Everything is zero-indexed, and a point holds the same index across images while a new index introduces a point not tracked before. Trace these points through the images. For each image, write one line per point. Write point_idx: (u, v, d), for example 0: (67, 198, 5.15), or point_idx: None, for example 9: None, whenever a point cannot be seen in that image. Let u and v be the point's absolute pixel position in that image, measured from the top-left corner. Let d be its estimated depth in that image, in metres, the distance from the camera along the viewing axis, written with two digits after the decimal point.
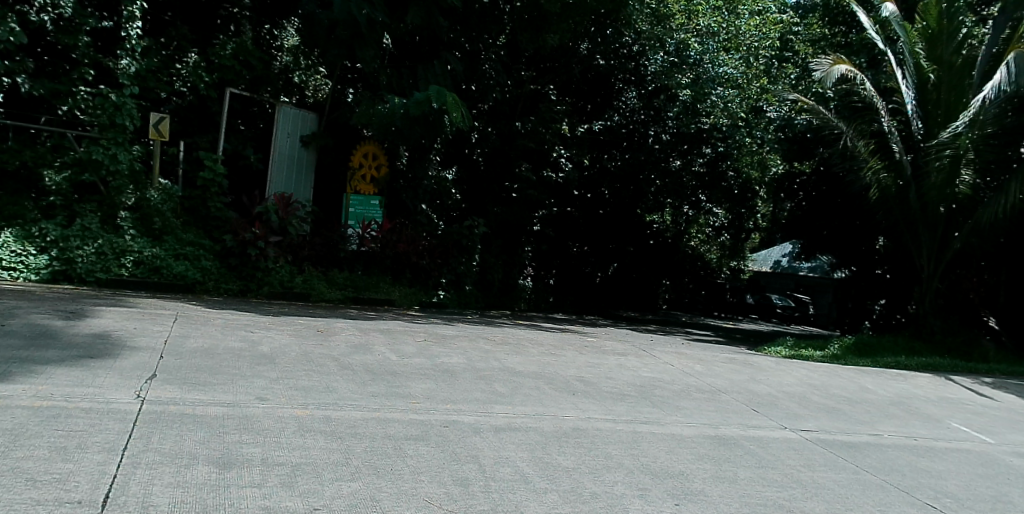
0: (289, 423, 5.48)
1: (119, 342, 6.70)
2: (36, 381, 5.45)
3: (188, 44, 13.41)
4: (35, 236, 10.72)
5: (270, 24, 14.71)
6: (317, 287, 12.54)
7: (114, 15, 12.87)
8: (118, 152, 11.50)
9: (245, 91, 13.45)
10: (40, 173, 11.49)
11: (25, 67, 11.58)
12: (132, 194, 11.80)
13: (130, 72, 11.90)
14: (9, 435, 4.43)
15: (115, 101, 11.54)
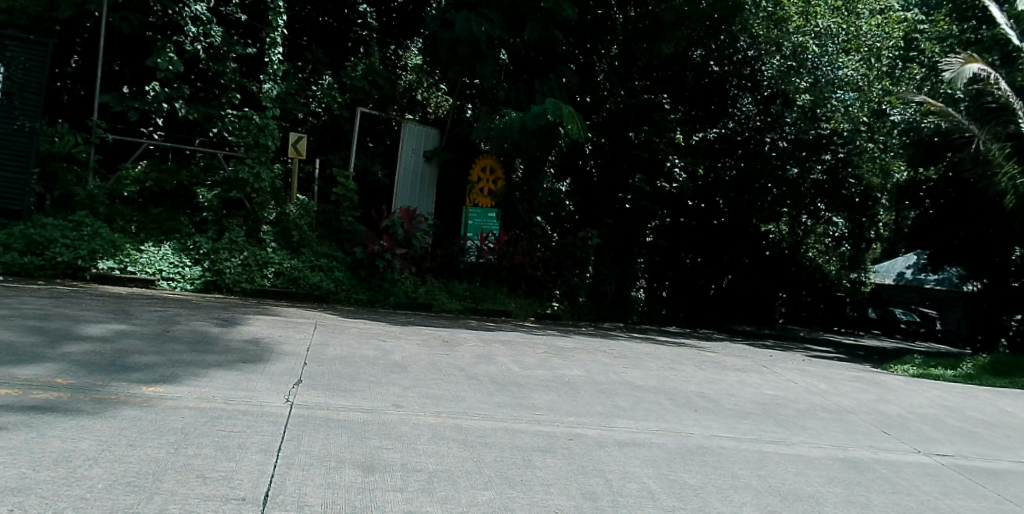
0: (424, 430, 5.74)
1: (267, 348, 7.13)
2: (199, 382, 5.93)
3: (323, 66, 14.31)
4: (190, 249, 11.63)
5: (395, 45, 15.39)
6: (439, 297, 12.88)
7: (256, 42, 13.85)
8: (261, 171, 12.32)
9: (374, 109, 14.07)
10: (194, 192, 12.45)
11: (182, 93, 12.68)
12: (273, 210, 12.54)
13: (272, 95, 12.83)
14: (180, 434, 4.97)
15: (259, 123, 12.39)
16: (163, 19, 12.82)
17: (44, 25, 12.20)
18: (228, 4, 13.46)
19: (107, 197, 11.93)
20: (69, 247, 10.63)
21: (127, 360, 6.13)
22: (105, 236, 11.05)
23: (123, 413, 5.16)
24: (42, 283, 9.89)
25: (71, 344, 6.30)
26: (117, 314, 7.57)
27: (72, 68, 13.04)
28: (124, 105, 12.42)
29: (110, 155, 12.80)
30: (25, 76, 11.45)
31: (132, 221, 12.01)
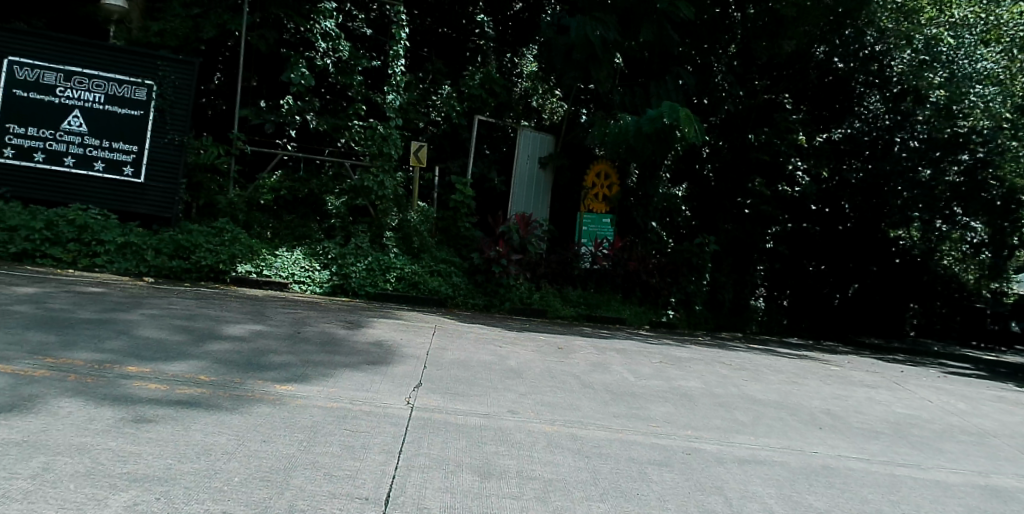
0: (539, 438, 5.76)
1: (391, 350, 7.40)
2: (328, 383, 6.21)
3: (442, 77, 14.84)
4: (319, 253, 12.28)
5: (511, 53, 15.47)
6: (554, 304, 12.80)
7: (380, 56, 14.62)
8: (384, 179, 13.01)
9: (490, 117, 14.40)
10: (323, 199, 13.28)
11: (313, 106, 13.45)
12: (395, 216, 13.10)
13: (395, 105, 13.34)
14: (310, 432, 5.23)
15: (382, 133, 13.08)
16: (296, 36, 13.66)
17: (191, 44, 13.06)
18: (356, 20, 14.21)
19: (246, 204, 12.88)
20: (212, 251, 11.43)
21: (262, 360, 6.51)
22: (243, 241, 11.84)
23: (260, 410, 5.49)
24: (188, 285, 10.69)
25: (214, 343, 6.77)
26: (255, 315, 8.10)
27: (215, 84, 14.13)
28: (261, 118, 13.37)
29: (249, 166, 13.74)
30: (175, 93, 12.10)
31: (267, 227, 13.01)
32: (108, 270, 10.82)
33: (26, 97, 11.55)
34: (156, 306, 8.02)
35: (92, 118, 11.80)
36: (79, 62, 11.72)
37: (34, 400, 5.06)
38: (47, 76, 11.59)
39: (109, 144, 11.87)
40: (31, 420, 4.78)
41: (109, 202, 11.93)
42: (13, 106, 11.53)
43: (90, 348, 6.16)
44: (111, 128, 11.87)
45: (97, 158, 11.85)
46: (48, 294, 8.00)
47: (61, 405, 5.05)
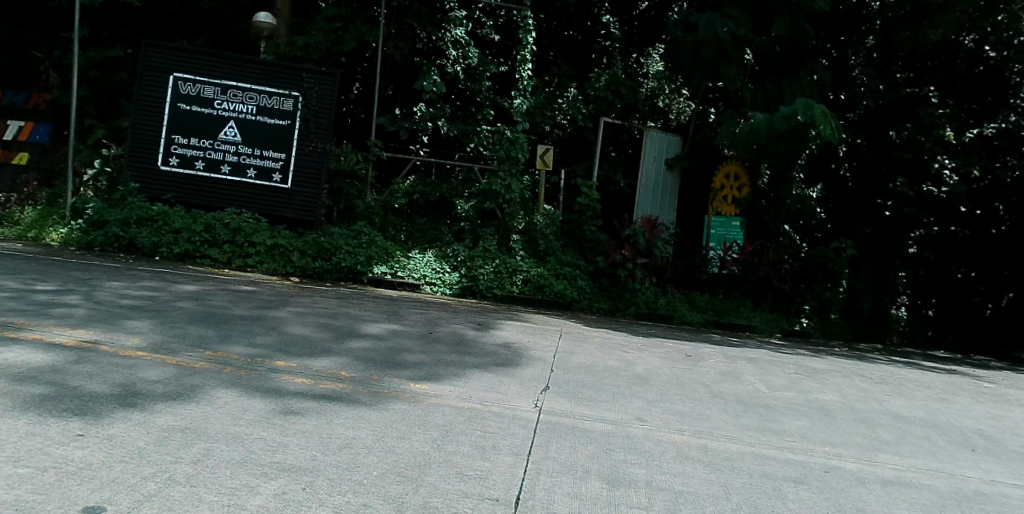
0: (668, 448, 5.62)
1: (518, 352, 7.48)
2: (458, 383, 6.34)
3: (568, 79, 14.79)
4: (449, 256, 12.63)
5: (637, 53, 15.57)
6: (680, 309, 12.47)
7: (508, 61, 14.84)
8: (512, 182, 13.08)
9: (616, 119, 14.39)
10: (453, 202, 13.71)
11: (444, 112, 13.96)
12: (522, 219, 13.26)
13: (522, 109, 13.41)
14: (442, 430, 5.36)
15: (510, 137, 13.19)
16: (428, 45, 14.11)
17: (333, 57, 13.88)
18: (484, 27, 14.55)
19: (382, 208, 13.56)
20: (350, 253, 12.01)
21: (397, 358, 6.74)
22: (379, 244, 12.38)
23: (396, 406, 5.69)
24: (328, 285, 11.35)
25: (353, 340, 7.09)
26: (390, 314, 8.41)
27: (355, 94, 14.93)
28: (395, 125, 13.86)
29: (386, 171, 14.34)
30: (318, 102, 12.78)
31: (401, 230, 13.50)
32: (258, 270, 11.73)
33: (188, 110, 12.56)
34: (301, 304, 8.50)
35: (244, 127, 12.66)
36: (233, 77, 12.61)
37: (196, 390, 5.49)
38: (206, 90, 12.56)
39: (260, 152, 12.70)
40: (194, 408, 5.19)
41: (259, 206, 12.76)
42: (176, 119, 12.56)
43: (243, 342, 6.61)
44: (261, 137, 12.69)
45: (249, 166, 12.70)
46: (207, 292, 8.68)
47: (219, 395, 5.45)
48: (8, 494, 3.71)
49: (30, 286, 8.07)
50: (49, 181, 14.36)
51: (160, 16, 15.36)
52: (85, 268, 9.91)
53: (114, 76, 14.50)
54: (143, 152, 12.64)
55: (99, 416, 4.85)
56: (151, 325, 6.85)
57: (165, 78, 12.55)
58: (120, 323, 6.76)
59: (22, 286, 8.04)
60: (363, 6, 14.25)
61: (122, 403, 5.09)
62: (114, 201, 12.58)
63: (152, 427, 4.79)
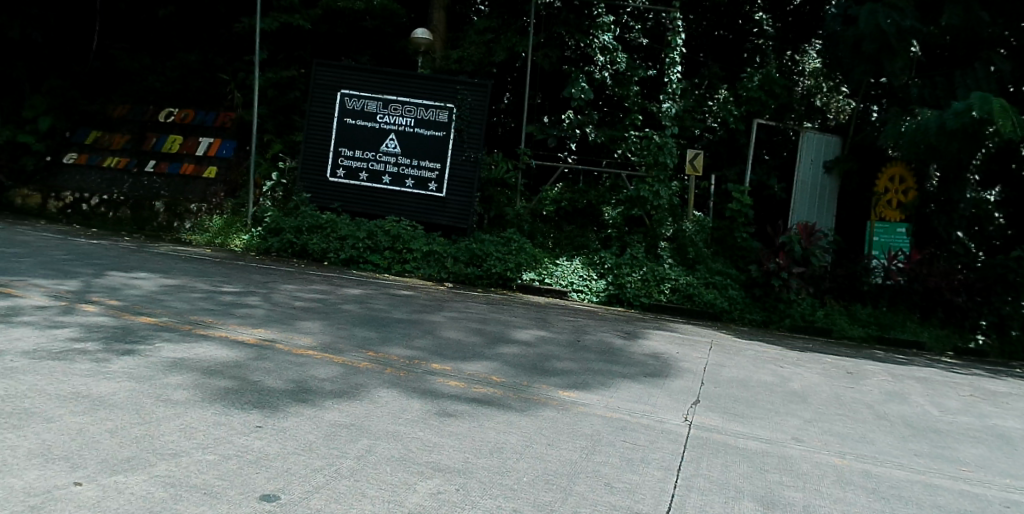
0: (828, 472, 5.29)
1: (668, 363, 7.41)
2: (607, 393, 6.33)
3: (718, 81, 14.60)
4: (596, 263, 12.49)
5: (791, 51, 14.93)
6: (840, 322, 11.74)
7: (656, 64, 14.88)
8: (660, 189, 13.08)
9: (770, 120, 13.99)
10: (600, 209, 13.73)
11: (591, 119, 14.18)
12: (670, 226, 13.01)
13: (671, 113, 13.48)
14: (590, 440, 5.35)
15: (658, 142, 13.22)
16: (577, 52, 14.39)
17: (484, 68, 14.40)
18: (632, 31, 14.71)
19: (531, 215, 13.75)
20: (501, 259, 12.26)
21: (547, 365, 6.85)
22: (527, 251, 12.52)
23: (545, 412, 5.75)
24: (479, 291, 11.72)
25: (504, 345, 7.33)
26: (538, 321, 8.61)
27: (505, 103, 15.18)
28: (545, 133, 14.33)
29: (533, 179, 14.44)
30: (472, 114, 13.25)
31: (549, 236, 13.68)
32: (415, 275, 12.28)
33: (354, 124, 13.49)
34: (454, 309, 8.93)
35: (404, 140, 13.36)
36: (394, 91, 13.39)
37: (359, 388, 5.82)
38: (369, 105, 13.41)
39: (418, 163, 13.35)
40: (358, 405, 5.48)
41: (416, 214, 13.36)
42: (344, 133, 13.53)
43: (402, 345, 6.99)
44: (418, 149, 13.33)
45: (408, 176, 13.43)
46: (369, 296, 9.36)
47: (380, 394, 5.74)
48: (199, 478, 4.02)
49: (221, 289, 9.09)
50: (232, 192, 15.76)
51: (329, 37, 16.56)
52: (263, 272, 10.98)
53: (289, 94, 15.91)
54: (314, 165, 13.71)
55: (275, 409, 5.22)
56: (320, 326, 7.45)
57: (334, 96, 13.58)
58: (295, 323, 7.44)
59: (214, 288, 9.07)
60: (512, 17, 14.70)
61: (295, 398, 5.47)
62: (288, 208, 13.78)
63: (320, 422, 5.10)
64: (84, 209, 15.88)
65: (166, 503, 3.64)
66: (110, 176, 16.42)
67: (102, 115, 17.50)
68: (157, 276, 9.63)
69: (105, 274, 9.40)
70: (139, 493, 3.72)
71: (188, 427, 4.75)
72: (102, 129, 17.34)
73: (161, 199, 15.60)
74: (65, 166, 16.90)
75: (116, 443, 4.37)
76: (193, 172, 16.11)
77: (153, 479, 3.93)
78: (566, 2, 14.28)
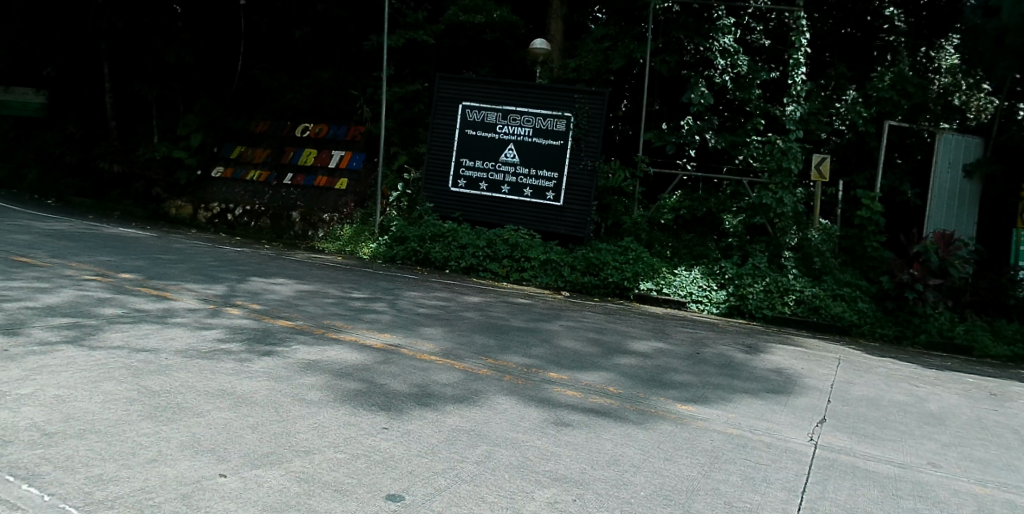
0: (968, 500, 4.79)
1: (791, 380, 7.21)
2: (728, 408, 6.21)
3: (846, 81, 14.04)
4: (717, 273, 12.21)
5: (926, 46, 14.24)
6: (983, 340, 10.72)
7: (780, 66, 14.52)
8: (783, 196, 12.60)
9: (903, 122, 13.39)
10: (721, 217, 13.42)
11: (712, 124, 13.93)
12: (794, 234, 12.60)
13: (795, 116, 12.83)
14: (711, 456, 5.15)
15: (782, 147, 12.77)
16: (696, 57, 14.10)
17: (602, 76, 14.40)
18: (754, 32, 14.30)
19: (648, 223, 13.58)
20: (618, 268, 12.20)
21: (664, 377, 6.92)
22: (645, 260, 12.38)
23: (663, 426, 5.67)
24: (596, 300, 11.71)
25: (620, 357, 7.50)
26: (656, 332, 8.81)
27: (623, 111, 15.18)
28: (663, 140, 14.12)
29: (652, 187, 14.37)
30: (589, 122, 13.37)
31: (668, 246, 13.42)
32: (532, 283, 12.54)
33: (474, 135, 14.02)
34: (571, 318, 9.32)
35: (523, 149, 13.72)
36: (513, 102, 13.79)
37: (479, 394, 5.97)
38: (489, 116, 13.91)
39: (536, 173, 13.64)
40: (478, 411, 5.59)
41: (534, 223, 13.65)
42: (465, 144, 14.09)
43: (520, 353, 7.28)
44: (537, 158, 13.64)
45: (526, 186, 13.71)
46: (489, 304, 9.90)
47: (499, 401, 5.86)
48: (330, 475, 4.12)
49: (351, 295, 9.69)
50: (362, 203, 16.51)
51: (452, 50, 17.88)
52: (390, 279, 11.59)
53: (414, 107, 17.09)
54: (437, 176, 14.33)
55: (400, 412, 5.40)
56: (442, 332, 7.87)
57: (456, 107, 14.18)
58: (419, 330, 7.86)
59: (345, 294, 9.66)
60: (631, 24, 14.78)
61: (420, 402, 5.66)
62: (414, 218, 14.48)
63: (442, 426, 5.20)
64: (229, 219, 17.45)
65: (301, 497, 3.75)
66: (253, 188, 17.87)
67: (247, 132, 19.03)
68: (293, 282, 10.34)
69: (248, 279, 10.18)
70: (276, 488, 3.85)
71: (321, 426, 4.96)
72: (245, 144, 18.92)
73: (297, 210, 16.79)
74: (213, 178, 18.71)
75: (256, 439, 4.58)
76: (326, 184, 17.11)
77: (288, 474, 4.07)
78: (685, 5, 13.96)
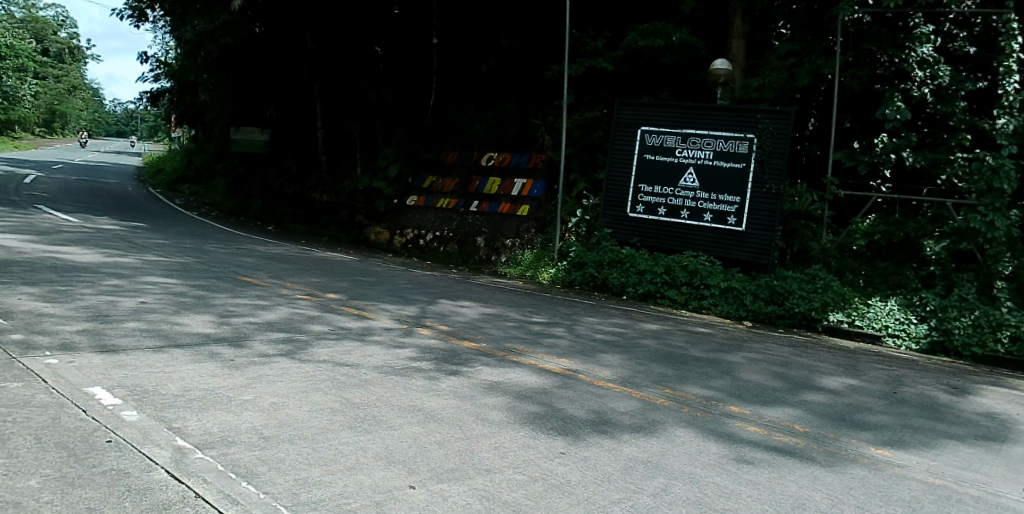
0: None
1: (1007, 427, 6.45)
2: (929, 455, 5.67)
3: None
4: (917, 305, 11.16)
5: None
6: None
7: (989, 74, 13.01)
8: (995, 218, 11.22)
9: None
10: (921, 243, 12.34)
11: (909, 142, 12.80)
12: (1009, 263, 11.16)
13: (1008, 130, 11.49)
14: (908, 507, 4.71)
15: (993, 165, 11.40)
16: (891, 69, 13.14)
17: (787, 94, 13.88)
18: (957, 39, 12.99)
19: (839, 250, 12.80)
20: (805, 298, 11.56)
21: (857, 418, 6.47)
22: (836, 289, 11.61)
23: (855, 471, 5.30)
24: (781, 331, 11.14)
25: (808, 393, 7.13)
26: (847, 369, 8.21)
27: (810, 130, 14.57)
28: (854, 160, 13.16)
29: (843, 211, 13.68)
30: (773, 143, 12.84)
31: (860, 274, 12.50)
32: (712, 311, 12.20)
33: (653, 159, 14.00)
34: (755, 350, 8.97)
35: (702, 173, 13.49)
36: (692, 125, 13.60)
37: (656, 424, 5.98)
38: (668, 140, 13.83)
39: (716, 197, 13.33)
40: (655, 442, 5.59)
41: (714, 248, 13.30)
42: (644, 169, 14.11)
43: (699, 384, 7.16)
44: (718, 182, 13.33)
45: (706, 211, 13.42)
46: (667, 332, 9.82)
47: (677, 433, 5.82)
48: (510, 495, 4.36)
49: (532, 318, 10.08)
50: (542, 229, 17.09)
51: (632, 76, 17.83)
52: (568, 304, 11.85)
53: (593, 134, 17.47)
54: (616, 202, 14.45)
55: (578, 438, 5.55)
56: (620, 360, 7.92)
57: (634, 132, 14.25)
58: (597, 356, 7.98)
59: (526, 318, 10.08)
60: (817, 37, 14.15)
61: (597, 429, 5.79)
62: (592, 244, 14.70)
63: (619, 455, 5.27)
64: (421, 244, 18.77)
65: None
66: (442, 215, 19.08)
67: (438, 163, 20.41)
68: (478, 304, 10.96)
69: (437, 301, 10.94)
70: (460, 503, 4.14)
71: (502, 446, 5.24)
72: (436, 174, 20.25)
73: (481, 235, 17.66)
74: (407, 206, 20.19)
75: (442, 454, 4.95)
76: (509, 210, 17.85)
77: (471, 491, 4.36)
78: (877, 15, 13.18)
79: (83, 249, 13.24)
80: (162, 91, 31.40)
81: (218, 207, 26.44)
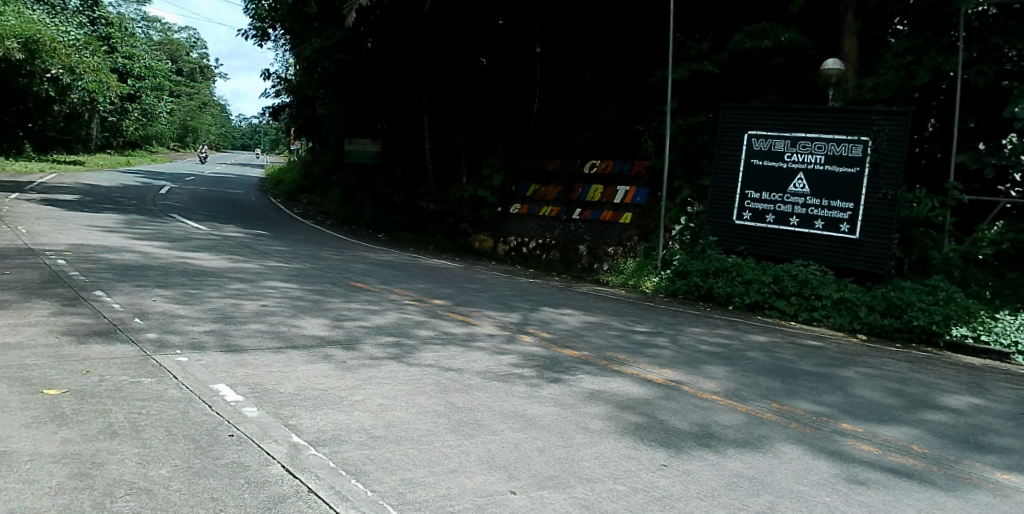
0: None
1: None
2: None
3: None
4: None
5: None
6: None
7: None
8: None
9: None
10: None
11: None
12: None
13: None
14: None
15: None
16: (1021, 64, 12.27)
17: (905, 94, 13.14)
18: None
19: (962, 259, 11.90)
20: (925, 311, 10.87)
21: (983, 440, 6.05)
22: (960, 302, 10.83)
23: (978, 497, 4.94)
24: (899, 346, 10.49)
25: (929, 413, 6.71)
26: (972, 387, 7.67)
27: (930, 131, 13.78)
28: (979, 163, 12.21)
29: (966, 217, 12.89)
30: (889, 145, 12.12)
31: (988, 286, 11.66)
32: (824, 324, 11.69)
33: (760, 165, 13.62)
34: (870, 365, 8.52)
35: (813, 178, 12.95)
36: (802, 128, 13.11)
37: (763, 440, 5.83)
38: (777, 144, 13.40)
39: (828, 203, 12.76)
40: (761, 459, 5.43)
41: (827, 258, 12.73)
42: (752, 175, 13.74)
43: (809, 399, 6.92)
44: (830, 187, 12.75)
45: (817, 217, 12.89)
46: (776, 344, 9.50)
47: (786, 450, 5.64)
48: (611, 505, 4.38)
49: (634, 328, 10.02)
50: (645, 237, 16.75)
51: (738, 79, 17.41)
52: (672, 314, 11.67)
53: (698, 139, 17.03)
54: (722, 208, 14.18)
55: (680, 451, 5.48)
56: (725, 372, 7.75)
57: (741, 136, 13.92)
58: (701, 367, 7.86)
59: (629, 327, 10.03)
60: (937, 34, 13.36)
61: (700, 442, 5.71)
62: (697, 253, 14.40)
63: (723, 470, 5.17)
64: (524, 251, 19.01)
65: None
66: (545, 222, 19.23)
67: (541, 171, 20.61)
68: (581, 313, 11.00)
69: (540, 309, 11.06)
70: (560, 510, 4.21)
71: (603, 456, 5.27)
72: (539, 182, 20.47)
73: (584, 243, 17.67)
74: (511, 214, 20.51)
75: (543, 461, 5.05)
76: (612, 218, 17.78)
77: (572, 499, 4.42)
78: (1004, 7, 12.26)
79: (212, 255, 14.29)
80: (284, 106, 33.37)
81: (333, 216, 27.79)
